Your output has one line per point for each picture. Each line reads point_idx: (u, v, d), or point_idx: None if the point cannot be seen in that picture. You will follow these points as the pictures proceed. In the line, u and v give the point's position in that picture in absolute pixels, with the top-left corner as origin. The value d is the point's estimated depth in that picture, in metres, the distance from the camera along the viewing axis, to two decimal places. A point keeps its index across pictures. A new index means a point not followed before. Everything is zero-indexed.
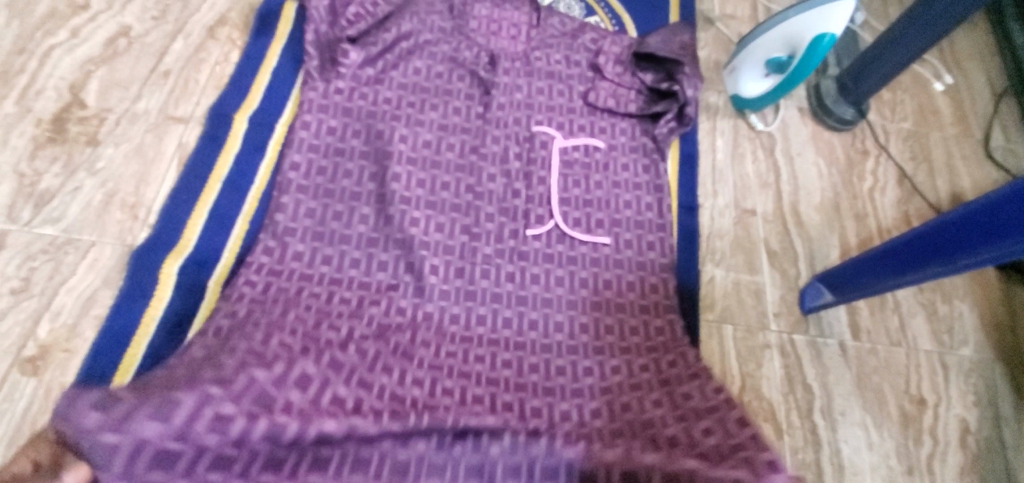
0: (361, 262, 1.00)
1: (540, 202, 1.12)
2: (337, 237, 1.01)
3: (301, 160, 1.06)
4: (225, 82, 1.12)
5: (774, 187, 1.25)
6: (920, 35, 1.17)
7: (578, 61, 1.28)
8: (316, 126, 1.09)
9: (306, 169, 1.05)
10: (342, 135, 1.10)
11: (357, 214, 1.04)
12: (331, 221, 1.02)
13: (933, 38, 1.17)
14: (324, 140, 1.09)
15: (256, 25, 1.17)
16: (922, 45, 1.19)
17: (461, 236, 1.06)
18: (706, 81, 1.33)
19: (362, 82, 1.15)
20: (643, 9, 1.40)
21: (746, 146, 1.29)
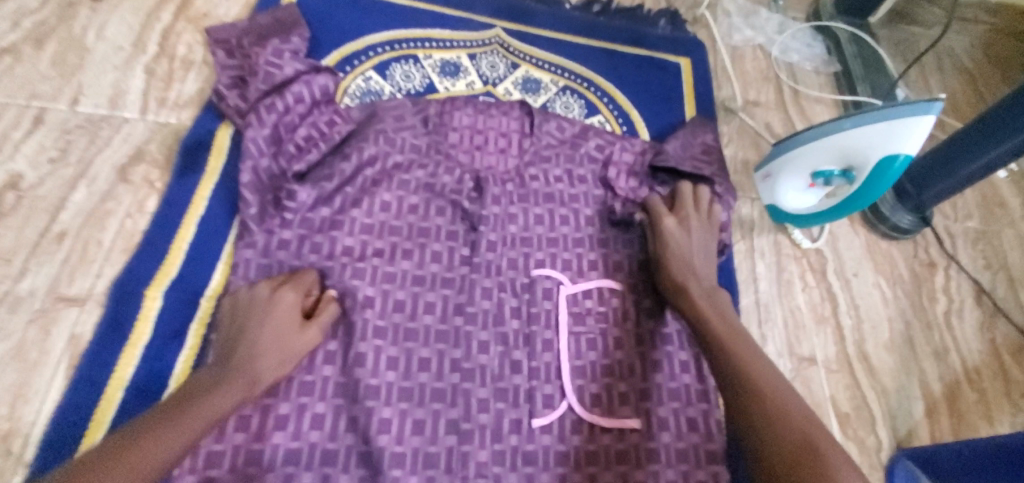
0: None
1: (548, 376, 0.87)
2: (281, 455, 0.76)
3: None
4: (136, 241, 0.86)
5: (833, 322, 1.02)
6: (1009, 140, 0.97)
7: (583, 177, 1.05)
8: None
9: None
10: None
11: (308, 417, 0.78)
12: (271, 432, 0.77)
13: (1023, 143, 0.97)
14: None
15: (180, 161, 0.92)
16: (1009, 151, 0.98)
17: (448, 438, 0.80)
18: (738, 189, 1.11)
19: (314, 227, 0.91)
20: (654, 102, 1.20)
21: (791, 269, 1.06)
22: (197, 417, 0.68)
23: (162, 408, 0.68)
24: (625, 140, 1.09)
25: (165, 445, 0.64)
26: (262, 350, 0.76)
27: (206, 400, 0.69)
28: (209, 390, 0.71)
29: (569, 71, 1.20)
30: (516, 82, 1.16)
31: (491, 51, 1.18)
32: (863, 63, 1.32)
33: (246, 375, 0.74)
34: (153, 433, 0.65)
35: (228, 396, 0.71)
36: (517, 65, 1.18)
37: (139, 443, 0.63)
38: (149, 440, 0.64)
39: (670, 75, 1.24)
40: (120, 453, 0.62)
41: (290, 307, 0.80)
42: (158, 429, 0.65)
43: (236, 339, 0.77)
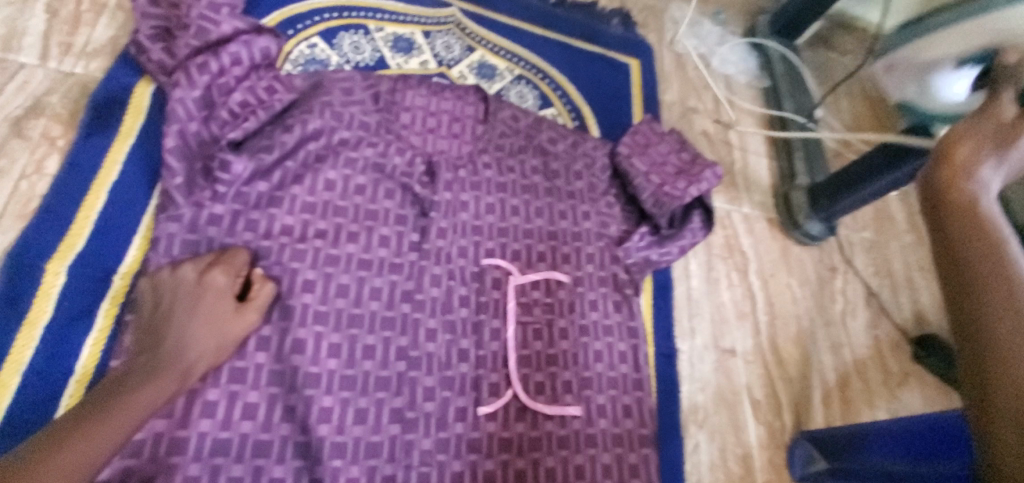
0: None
1: (494, 365, 0.88)
2: (209, 445, 0.70)
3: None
4: (33, 207, 0.75)
5: (751, 319, 1.12)
6: (885, 178, 1.09)
7: (535, 169, 1.07)
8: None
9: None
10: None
11: (240, 405, 0.73)
12: (197, 420, 0.71)
13: (900, 182, 1.08)
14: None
15: (89, 118, 0.81)
16: (889, 186, 1.10)
17: (391, 426, 0.79)
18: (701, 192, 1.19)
19: (250, 203, 0.84)
20: (605, 99, 1.23)
21: (719, 268, 1.14)
22: (129, 416, 0.63)
23: (90, 410, 0.62)
24: (580, 136, 1.14)
25: (90, 448, 0.60)
26: (197, 337, 0.70)
27: (133, 398, 0.64)
28: (135, 387, 0.65)
29: (524, 61, 1.20)
30: (472, 66, 1.13)
31: (446, 31, 1.14)
32: (792, 81, 1.44)
33: (179, 367, 0.68)
34: (78, 440, 0.60)
35: (160, 391, 0.66)
36: (473, 49, 1.15)
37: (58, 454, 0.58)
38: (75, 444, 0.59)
39: (620, 75, 1.28)
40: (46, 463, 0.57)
41: (222, 292, 0.74)
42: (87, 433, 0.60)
43: (165, 328, 0.70)
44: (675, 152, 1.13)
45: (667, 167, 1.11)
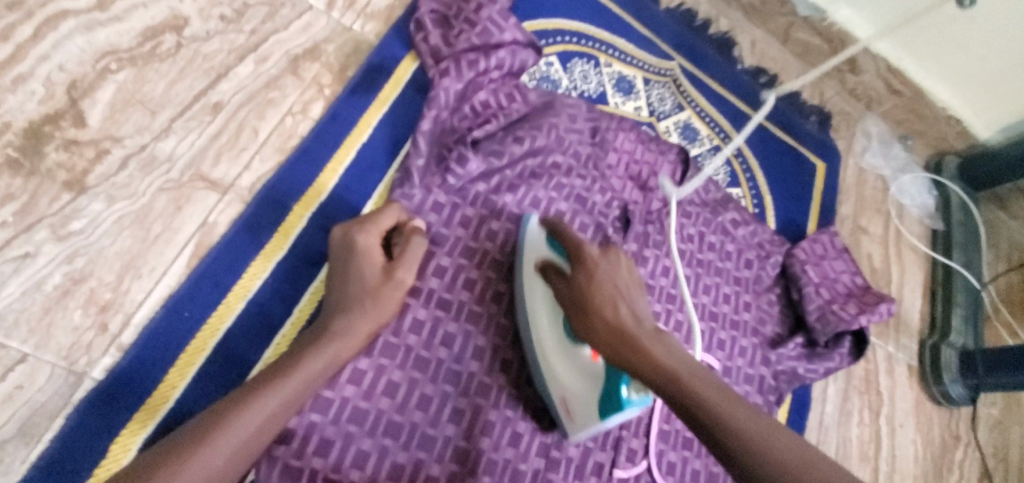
0: (404, 471, 0.72)
1: (636, 430, 0.87)
2: (383, 424, 0.73)
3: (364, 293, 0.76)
4: (292, 144, 0.79)
5: (873, 463, 1.09)
6: None
7: (711, 244, 1.05)
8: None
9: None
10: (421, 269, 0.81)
11: (416, 394, 0.75)
12: (380, 397, 0.74)
13: None
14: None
15: (358, 78, 0.85)
16: None
17: (536, 459, 0.79)
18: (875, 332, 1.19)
19: (467, 200, 0.86)
20: (788, 194, 1.21)
21: (854, 402, 1.12)
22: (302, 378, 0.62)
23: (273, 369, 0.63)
24: (760, 224, 1.11)
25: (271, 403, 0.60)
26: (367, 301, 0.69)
27: (299, 368, 0.62)
28: (301, 357, 0.63)
29: (724, 133, 1.19)
30: (677, 124, 1.14)
31: (664, 82, 1.15)
32: (966, 233, 1.37)
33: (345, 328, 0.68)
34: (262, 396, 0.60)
35: (323, 359, 0.64)
36: (683, 108, 1.16)
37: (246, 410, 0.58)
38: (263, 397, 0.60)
39: (806, 174, 1.25)
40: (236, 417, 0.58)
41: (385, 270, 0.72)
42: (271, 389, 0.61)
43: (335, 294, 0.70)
44: (851, 274, 1.10)
45: (838, 285, 1.08)
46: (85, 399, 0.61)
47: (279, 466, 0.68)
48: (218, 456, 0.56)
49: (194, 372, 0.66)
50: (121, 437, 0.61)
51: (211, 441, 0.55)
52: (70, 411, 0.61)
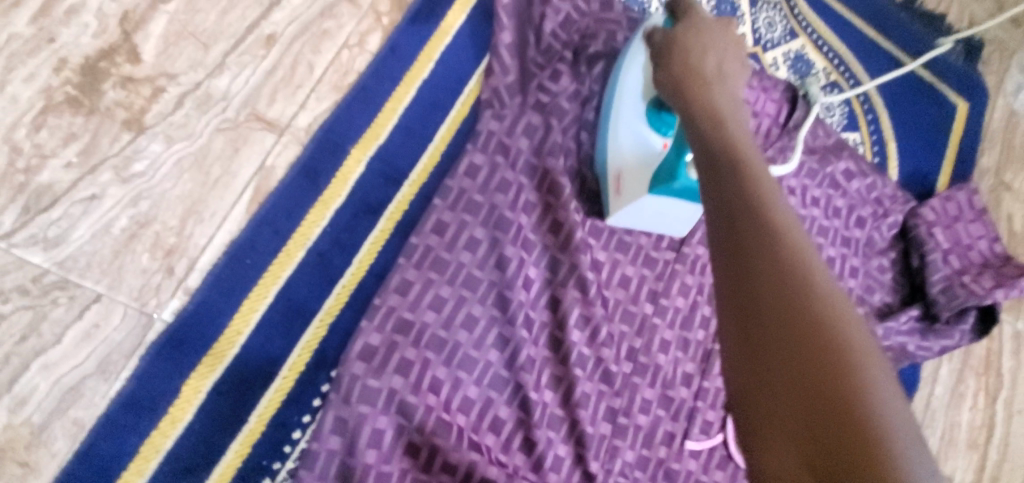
0: (475, 407, 0.68)
1: (713, 401, 0.80)
2: (459, 356, 0.68)
3: (451, 221, 0.71)
4: (349, 81, 0.72)
5: (985, 453, 0.96)
6: None
7: (816, 199, 0.90)
8: (481, 175, 0.73)
9: (453, 235, 0.71)
10: (514, 199, 0.73)
11: (495, 331, 0.70)
12: (458, 328, 0.69)
13: None
14: (491, 198, 0.73)
15: (419, 3, 0.76)
16: None
17: (604, 424, 0.73)
18: (1011, 306, 1.01)
19: (534, 141, 0.75)
20: (917, 141, 1.01)
21: (969, 383, 0.98)
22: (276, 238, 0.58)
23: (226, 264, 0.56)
24: (881, 176, 0.94)
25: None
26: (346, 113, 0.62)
27: None
28: None
29: (845, 65, 0.99)
30: (788, 55, 0.96)
31: (774, 3, 0.96)
32: None
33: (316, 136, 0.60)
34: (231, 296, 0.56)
35: None
36: (795, 34, 0.97)
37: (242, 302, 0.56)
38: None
39: (943, 117, 1.04)
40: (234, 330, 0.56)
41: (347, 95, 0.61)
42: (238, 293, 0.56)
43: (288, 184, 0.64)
44: (988, 240, 0.93)
45: (973, 253, 0.91)
46: (155, 342, 0.61)
47: (358, 386, 0.64)
48: None
49: (258, 319, 0.64)
50: (192, 380, 0.61)
51: None
52: (139, 354, 0.60)
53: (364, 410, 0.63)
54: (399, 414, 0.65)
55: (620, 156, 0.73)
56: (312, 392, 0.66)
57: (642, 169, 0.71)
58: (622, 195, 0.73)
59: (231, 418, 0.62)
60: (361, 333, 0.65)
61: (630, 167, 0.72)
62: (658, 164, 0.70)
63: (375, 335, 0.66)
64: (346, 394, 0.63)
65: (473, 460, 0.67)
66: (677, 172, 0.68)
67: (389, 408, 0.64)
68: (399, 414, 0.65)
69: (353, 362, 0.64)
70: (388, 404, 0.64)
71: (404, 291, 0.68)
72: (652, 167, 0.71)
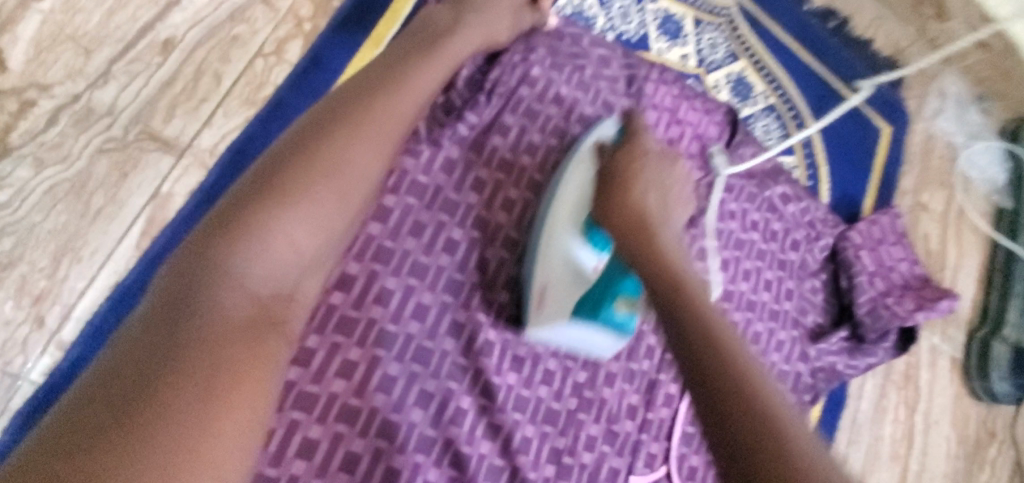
0: (400, 478, 0.62)
1: (657, 433, 0.78)
2: (377, 423, 0.63)
3: (358, 273, 0.66)
4: (264, 95, 0.64)
5: (903, 462, 1.02)
6: None
7: (755, 223, 0.91)
8: (394, 217, 0.68)
9: (361, 291, 0.65)
10: (428, 244, 0.69)
11: (416, 389, 0.65)
12: (373, 392, 0.64)
13: None
14: (403, 244, 0.68)
15: (346, 10, 0.69)
16: None
17: (547, 465, 0.70)
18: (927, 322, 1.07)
19: (454, 178, 0.72)
20: (847, 164, 1.05)
21: (892, 398, 1.03)
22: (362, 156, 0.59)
23: (259, 180, 0.53)
24: (813, 200, 0.96)
25: (302, 225, 0.54)
26: (435, 57, 0.67)
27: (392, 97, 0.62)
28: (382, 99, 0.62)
29: (782, 89, 1.01)
30: (729, 78, 0.97)
31: (717, 25, 0.96)
32: None
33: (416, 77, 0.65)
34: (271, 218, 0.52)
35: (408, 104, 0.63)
36: (736, 56, 0.98)
37: (274, 225, 0.52)
38: (288, 202, 0.54)
39: (869, 140, 1.08)
40: (230, 251, 0.50)
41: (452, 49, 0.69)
42: (274, 210, 0.53)
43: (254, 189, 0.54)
44: (909, 262, 0.97)
45: (895, 275, 0.96)
46: (18, 409, 0.51)
47: (253, 476, 0.58)
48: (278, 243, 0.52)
49: None
50: None
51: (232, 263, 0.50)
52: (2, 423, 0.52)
53: None
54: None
55: (566, 217, 0.69)
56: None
57: (575, 256, 0.69)
58: (541, 314, 0.68)
59: None
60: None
61: (557, 280, 0.69)
62: (588, 285, 0.69)
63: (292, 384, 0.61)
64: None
65: None
66: (605, 309, 0.68)
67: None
68: None
69: (268, 414, 0.60)
70: None
71: (307, 360, 0.62)
72: (582, 286, 0.69)
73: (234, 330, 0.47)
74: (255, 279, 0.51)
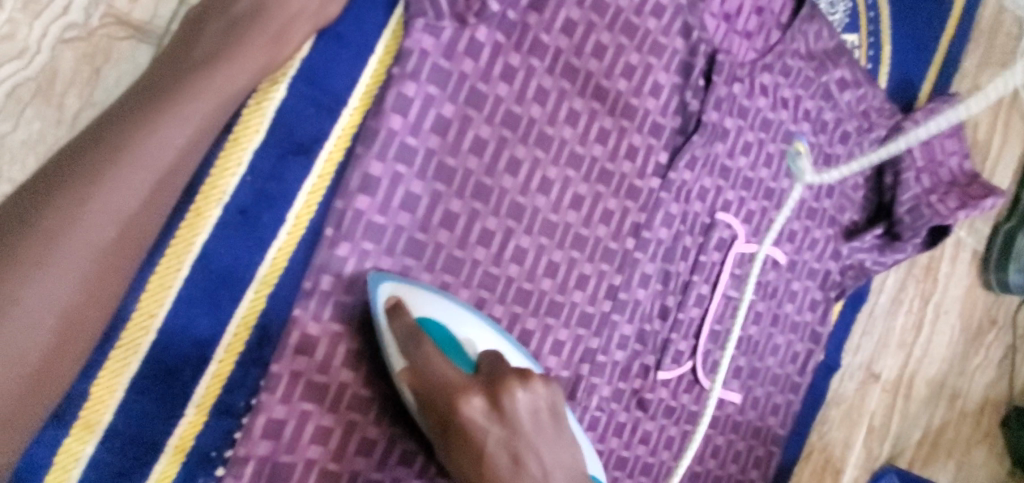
0: None
1: (686, 332, 0.77)
2: None
3: (383, 174, 0.58)
4: None
5: (908, 349, 1.05)
6: None
7: (807, 113, 0.82)
8: (415, 110, 0.59)
9: (387, 194, 0.58)
10: (456, 142, 0.61)
11: None
12: None
13: None
14: (427, 142, 0.60)
15: None
16: None
17: (581, 365, 0.70)
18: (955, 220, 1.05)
19: (481, 64, 0.61)
20: (908, 44, 0.94)
21: (910, 290, 1.05)
22: (174, 146, 0.46)
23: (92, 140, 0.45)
24: (872, 86, 0.87)
25: (96, 234, 0.44)
26: None
27: (243, 41, 0.50)
28: (231, 39, 0.50)
29: None
30: None
31: None
32: None
33: (279, 20, 0.51)
34: (56, 236, 0.42)
35: (262, 44, 0.50)
36: None
37: (58, 251, 0.42)
38: (94, 190, 0.43)
39: (935, 16, 0.96)
40: (49, 224, 0.43)
41: None
42: (63, 211, 0.43)
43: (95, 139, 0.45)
44: (958, 156, 0.92)
45: (942, 170, 0.90)
46: None
47: (302, 381, 0.56)
48: (100, 217, 0.44)
49: (172, 297, 0.53)
50: (103, 378, 0.52)
51: (65, 213, 0.43)
52: None
53: (307, 405, 0.57)
54: (351, 406, 0.59)
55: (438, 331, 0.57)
56: (257, 372, 0.56)
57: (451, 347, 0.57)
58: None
59: (162, 412, 0.54)
60: (293, 323, 0.56)
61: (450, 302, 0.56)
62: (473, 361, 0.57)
63: (319, 298, 0.56)
64: (284, 393, 0.56)
65: (430, 443, 0.62)
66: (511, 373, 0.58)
67: (340, 401, 0.58)
68: (350, 406, 0.58)
69: (303, 327, 0.56)
70: (336, 398, 0.58)
71: (342, 266, 0.57)
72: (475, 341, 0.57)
73: (39, 322, 0.42)
74: (46, 297, 0.42)
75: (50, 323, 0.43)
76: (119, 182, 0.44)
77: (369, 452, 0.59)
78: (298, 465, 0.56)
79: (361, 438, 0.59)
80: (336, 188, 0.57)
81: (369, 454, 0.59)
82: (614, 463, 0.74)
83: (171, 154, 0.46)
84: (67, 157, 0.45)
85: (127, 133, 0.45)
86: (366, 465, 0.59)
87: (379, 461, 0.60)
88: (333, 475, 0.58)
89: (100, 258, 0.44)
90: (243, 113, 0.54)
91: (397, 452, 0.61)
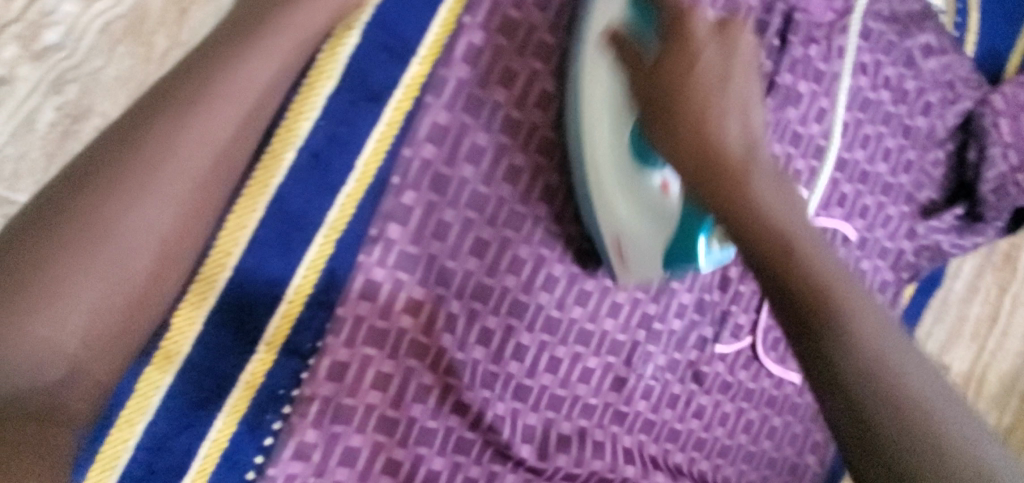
0: (497, 338, 0.62)
1: (747, 305, 0.75)
2: (472, 287, 0.60)
3: (448, 125, 0.58)
4: None
5: (981, 341, 0.99)
6: None
7: (886, 80, 0.77)
8: (483, 62, 0.58)
9: (452, 145, 0.58)
10: (522, 95, 0.60)
11: (509, 255, 0.61)
12: (468, 256, 0.60)
13: None
14: (493, 94, 0.59)
15: None
16: None
17: (637, 330, 0.68)
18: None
19: (550, 17, 0.60)
20: (998, 10, 0.87)
21: (986, 278, 0.99)
22: (260, 85, 0.47)
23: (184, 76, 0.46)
24: (959, 54, 0.81)
25: (190, 167, 0.45)
26: None
27: None
28: None
29: None
30: None
31: None
32: None
33: None
34: (156, 167, 0.44)
35: None
36: None
37: (157, 181, 0.44)
38: (190, 124, 0.45)
39: None
40: (148, 154, 0.44)
41: None
42: (160, 139, 0.44)
43: (185, 76, 0.46)
44: None
45: None
46: None
47: (366, 327, 0.57)
48: (195, 152, 0.45)
49: (247, 238, 0.54)
50: (182, 311, 0.53)
51: (163, 145, 0.44)
52: None
53: (370, 351, 0.57)
54: (412, 355, 0.59)
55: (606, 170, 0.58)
56: (323, 316, 0.58)
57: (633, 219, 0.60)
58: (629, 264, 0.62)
59: (235, 348, 0.56)
60: (359, 269, 0.56)
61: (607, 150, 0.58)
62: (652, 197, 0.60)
63: (383, 246, 0.57)
64: (349, 337, 0.57)
65: (486, 398, 0.62)
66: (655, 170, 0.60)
67: (401, 349, 0.59)
68: (409, 355, 0.59)
69: (368, 273, 0.57)
70: (398, 346, 0.59)
71: (406, 215, 0.57)
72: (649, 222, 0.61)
73: (141, 250, 0.45)
74: (147, 224, 0.45)
75: (149, 250, 0.45)
76: (212, 117, 0.46)
77: (427, 401, 0.60)
78: (358, 410, 0.57)
79: (419, 387, 0.59)
80: (403, 137, 0.57)
81: (426, 404, 0.60)
82: (666, 434, 0.72)
83: (258, 92, 0.48)
84: (159, 88, 0.46)
85: (216, 69, 0.46)
86: (423, 415, 0.60)
87: (435, 412, 0.60)
88: (392, 422, 0.59)
89: (195, 192, 0.46)
90: (319, 59, 0.54)
91: (453, 405, 0.61)
